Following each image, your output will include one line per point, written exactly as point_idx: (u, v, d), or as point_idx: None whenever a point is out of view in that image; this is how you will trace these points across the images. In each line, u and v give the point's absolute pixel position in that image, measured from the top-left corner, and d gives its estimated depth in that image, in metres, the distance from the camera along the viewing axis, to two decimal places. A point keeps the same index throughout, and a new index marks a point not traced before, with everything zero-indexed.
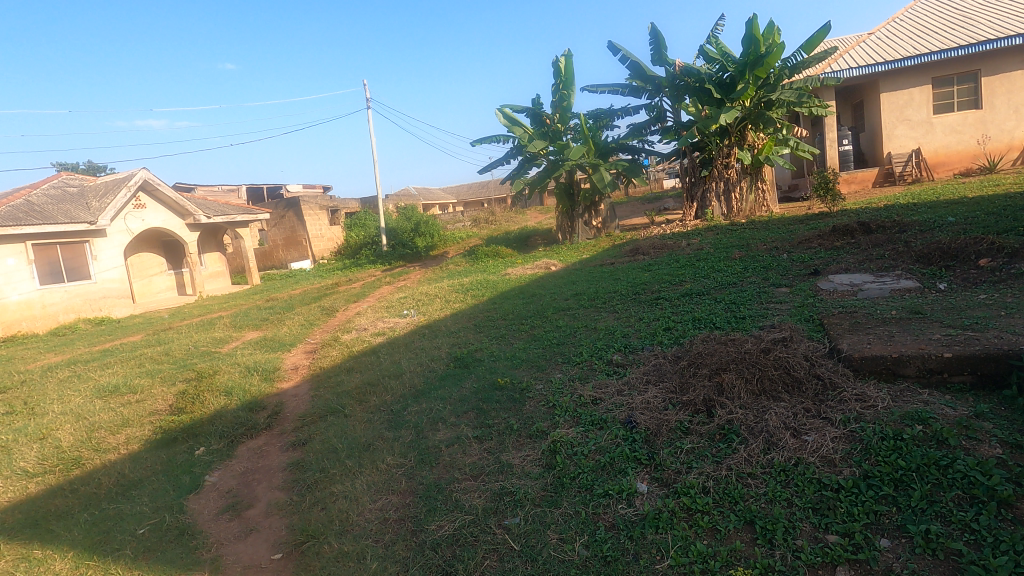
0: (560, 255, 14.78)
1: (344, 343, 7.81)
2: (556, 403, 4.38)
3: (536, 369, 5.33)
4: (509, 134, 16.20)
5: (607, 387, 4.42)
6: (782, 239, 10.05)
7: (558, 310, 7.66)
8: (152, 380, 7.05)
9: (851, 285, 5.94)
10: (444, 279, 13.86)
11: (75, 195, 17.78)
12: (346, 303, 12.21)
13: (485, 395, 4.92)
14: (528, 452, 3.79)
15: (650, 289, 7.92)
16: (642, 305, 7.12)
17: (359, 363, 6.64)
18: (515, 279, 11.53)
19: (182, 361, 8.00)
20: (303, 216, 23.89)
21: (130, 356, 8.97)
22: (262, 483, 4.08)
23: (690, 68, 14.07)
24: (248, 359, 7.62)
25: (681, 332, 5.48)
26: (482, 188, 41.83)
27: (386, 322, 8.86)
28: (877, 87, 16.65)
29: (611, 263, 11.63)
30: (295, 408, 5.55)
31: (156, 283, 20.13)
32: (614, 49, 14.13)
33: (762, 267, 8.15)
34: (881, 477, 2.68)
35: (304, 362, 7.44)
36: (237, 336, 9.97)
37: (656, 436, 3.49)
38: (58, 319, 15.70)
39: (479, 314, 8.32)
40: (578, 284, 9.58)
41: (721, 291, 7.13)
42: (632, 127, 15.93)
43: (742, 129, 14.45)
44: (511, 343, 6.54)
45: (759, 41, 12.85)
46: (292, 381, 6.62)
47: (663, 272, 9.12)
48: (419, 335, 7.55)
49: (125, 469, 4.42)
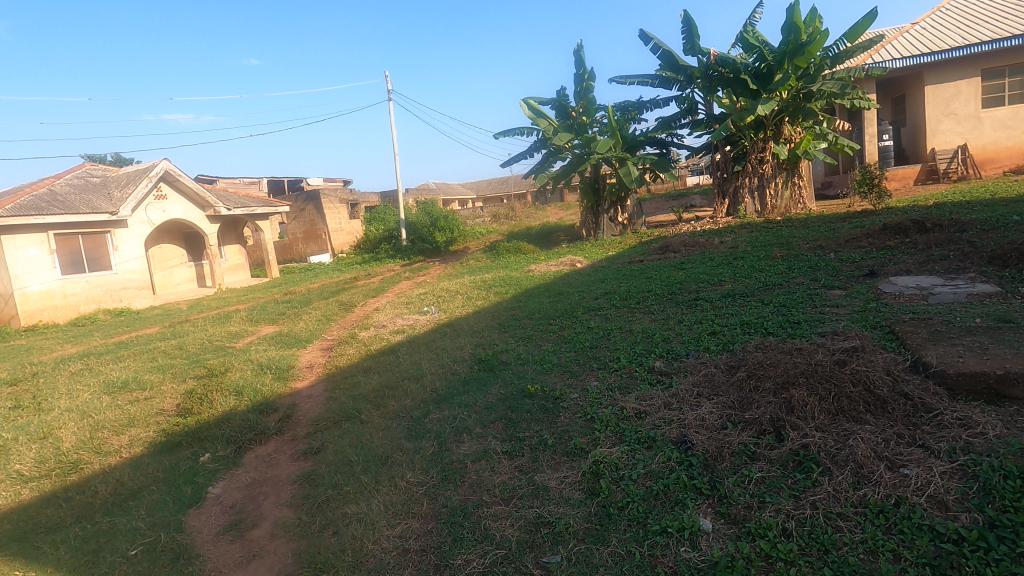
0: (585, 252, 14.25)
1: (361, 341, 7.45)
2: (595, 416, 3.92)
3: (569, 375, 4.87)
4: (533, 126, 15.73)
5: (652, 399, 3.94)
6: (825, 237, 9.43)
7: (589, 309, 7.19)
8: (162, 376, 6.76)
9: (919, 288, 5.38)
10: (465, 275, 13.44)
11: (98, 185, 17.81)
12: (364, 298, 11.88)
13: (514, 403, 4.48)
14: (566, 472, 3.34)
15: (687, 289, 7.40)
16: (680, 306, 6.61)
17: (377, 363, 6.25)
18: (539, 276, 11.06)
19: (195, 357, 7.70)
20: (324, 210, 23.72)
21: (144, 350, 8.72)
22: (269, 498, 3.70)
23: (725, 57, 13.41)
24: (262, 356, 7.27)
25: (729, 338, 4.97)
26: (503, 184, 41.46)
27: (405, 320, 8.47)
28: (921, 79, 15.79)
29: (640, 261, 11.10)
30: (308, 412, 5.17)
31: (176, 274, 20.15)
32: (645, 38, 13.54)
33: (808, 267, 7.57)
34: (1014, 528, 2.17)
35: (320, 360, 7.08)
36: (253, 331, 9.69)
37: (718, 462, 3.02)
38: (78, 310, 15.68)
39: (503, 312, 7.88)
40: (607, 282, 9.08)
41: (767, 292, 6.58)
42: (661, 120, 15.35)
43: (779, 122, 13.75)
44: (540, 345, 6.09)
45: (800, 29, 12.20)
46: (307, 381, 6.24)
47: (698, 271, 8.59)
48: (440, 334, 7.13)
49: (124, 476, 4.08)
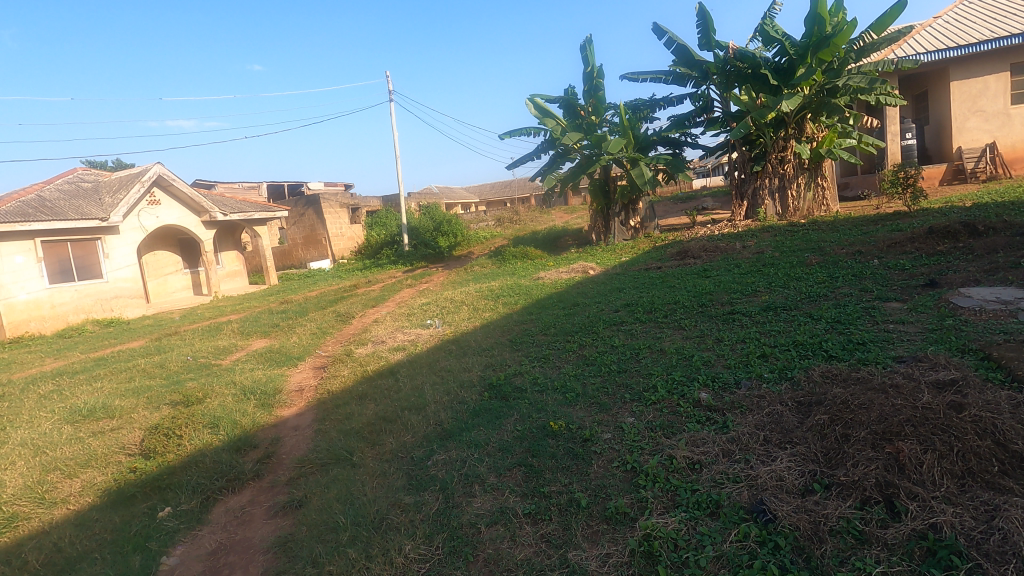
0: (596, 258, 13.51)
1: (357, 360, 6.74)
2: (637, 467, 3.19)
3: (597, 409, 4.13)
4: (540, 126, 15.04)
5: (706, 446, 3.20)
6: (862, 242, 8.70)
7: (609, 324, 6.46)
8: (135, 402, 6.04)
9: (1002, 303, 4.64)
10: (470, 283, 12.72)
11: (89, 190, 17.16)
12: (362, 308, 11.15)
13: (534, 444, 3.76)
14: (608, 549, 2.61)
15: (718, 301, 6.65)
16: (715, 321, 5.87)
17: (374, 388, 5.53)
18: (550, 284, 10.35)
19: (174, 378, 6.98)
20: (324, 215, 23.05)
21: (122, 368, 8.01)
22: (236, 573, 3.00)
23: (744, 51, 12.66)
24: (247, 377, 6.56)
25: (784, 363, 4.24)
26: (507, 188, 40.86)
27: (406, 334, 7.76)
28: (946, 75, 15.04)
29: (657, 268, 10.37)
30: (292, 451, 4.45)
31: (171, 282, 19.53)
32: (659, 32, 12.82)
33: (853, 275, 6.83)
34: None
35: (311, 382, 6.35)
36: (243, 345, 9.00)
37: (817, 546, 2.29)
38: (67, 320, 15.01)
39: (513, 326, 7.16)
40: (625, 291, 8.36)
41: (813, 305, 5.85)
42: (674, 119, 14.66)
43: (801, 119, 13.03)
44: (558, 367, 5.35)
45: (824, 20, 11.49)
46: (294, 410, 5.52)
47: (726, 280, 7.86)
48: (445, 352, 6.41)
49: (63, 540, 3.36)
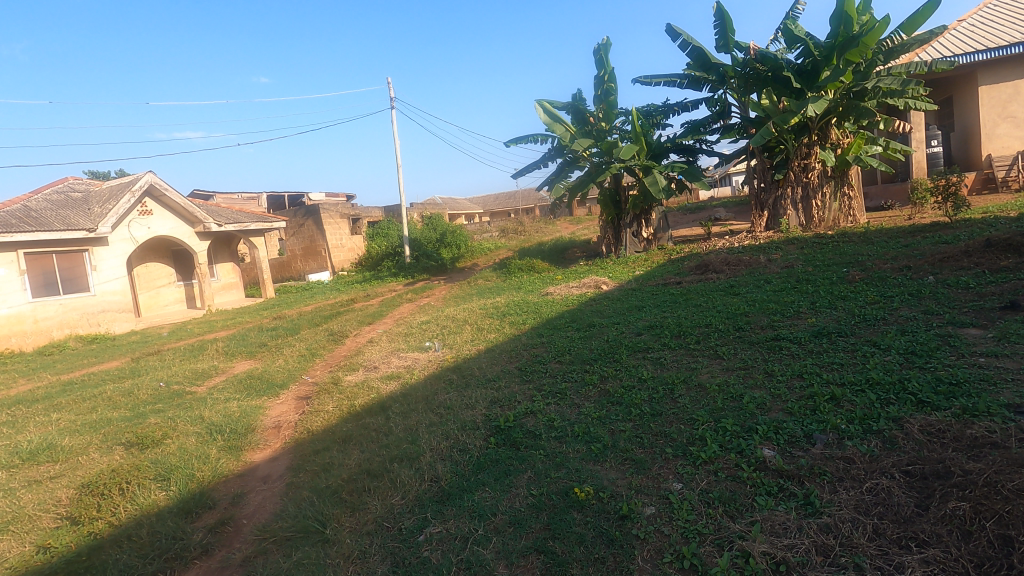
0: (607, 271, 12.72)
1: (345, 390, 5.93)
2: (699, 566, 2.38)
3: (633, 467, 3.31)
4: (548, 132, 14.31)
5: (794, 536, 2.39)
6: (907, 256, 7.88)
7: (634, 350, 5.64)
8: (85, 442, 5.22)
9: None
10: (473, 298, 11.91)
11: (79, 200, 16.50)
12: (357, 326, 10.36)
13: (555, 519, 2.95)
14: None
15: (757, 324, 5.82)
16: (757, 350, 5.04)
17: (361, 429, 4.70)
18: (561, 301, 9.54)
19: (138, 410, 6.17)
20: (324, 226, 22.35)
21: (86, 395, 7.19)
22: None
23: (766, 52, 11.90)
24: (219, 411, 5.75)
25: (863, 410, 3.41)
26: (510, 200, 40.28)
27: (403, 358, 6.95)
28: (973, 79, 14.26)
29: (677, 283, 9.55)
30: (253, 515, 3.63)
31: (163, 295, 18.80)
32: (674, 34, 11.96)
33: (909, 295, 6.00)
34: None
35: (291, 418, 5.53)
36: (224, 369, 8.20)
37: None
38: (51, 335, 14.22)
39: (523, 352, 6.35)
40: (646, 310, 7.54)
41: (873, 331, 5.02)
42: (689, 125, 13.94)
43: (825, 124, 12.27)
44: (577, 406, 4.53)
45: (852, 20, 10.76)
46: (267, 454, 4.70)
47: (760, 299, 7.03)
48: (446, 382, 5.61)
49: None
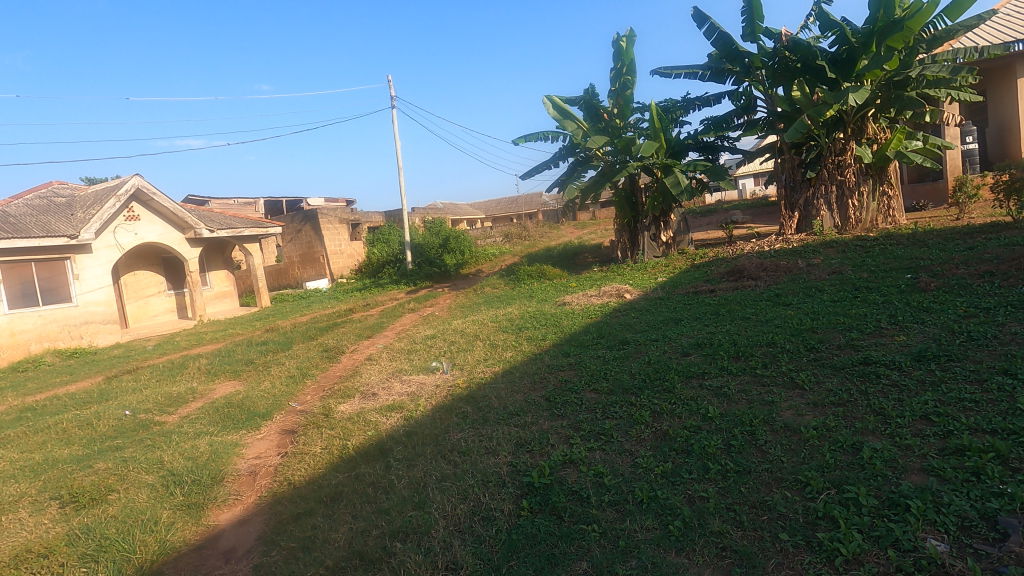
0: (626, 278, 11.75)
1: (338, 423, 4.94)
2: None
3: (738, 564, 2.33)
4: (558, 129, 13.38)
5: None
6: (982, 260, 6.89)
7: (687, 376, 4.64)
8: (16, 493, 4.24)
9: None
10: (482, 308, 10.93)
11: (61, 206, 15.55)
12: (354, 340, 9.37)
13: None
14: None
15: (833, 343, 4.83)
16: (847, 378, 4.06)
17: (354, 483, 3.70)
18: (581, 311, 8.56)
19: (92, 448, 5.18)
20: (322, 231, 21.41)
21: (39, 427, 6.19)
22: None
23: (798, 40, 10.95)
24: (184, 450, 4.76)
25: None
26: (513, 205, 39.34)
27: (407, 381, 5.97)
28: (1013, 72, 13.31)
29: (711, 291, 8.55)
30: None
31: (153, 305, 17.85)
32: (699, 19, 10.99)
33: (1011, 305, 5.00)
34: None
35: (271, 460, 4.56)
36: (203, 392, 7.21)
37: None
38: (28, 349, 13.21)
39: (548, 376, 5.36)
40: (685, 324, 6.54)
41: (991, 354, 4.04)
42: (710, 121, 13.00)
43: (862, 118, 11.34)
44: (630, 453, 3.54)
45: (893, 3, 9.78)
46: (236, 514, 3.73)
47: (821, 310, 6.03)
48: (460, 416, 4.62)
49: None
